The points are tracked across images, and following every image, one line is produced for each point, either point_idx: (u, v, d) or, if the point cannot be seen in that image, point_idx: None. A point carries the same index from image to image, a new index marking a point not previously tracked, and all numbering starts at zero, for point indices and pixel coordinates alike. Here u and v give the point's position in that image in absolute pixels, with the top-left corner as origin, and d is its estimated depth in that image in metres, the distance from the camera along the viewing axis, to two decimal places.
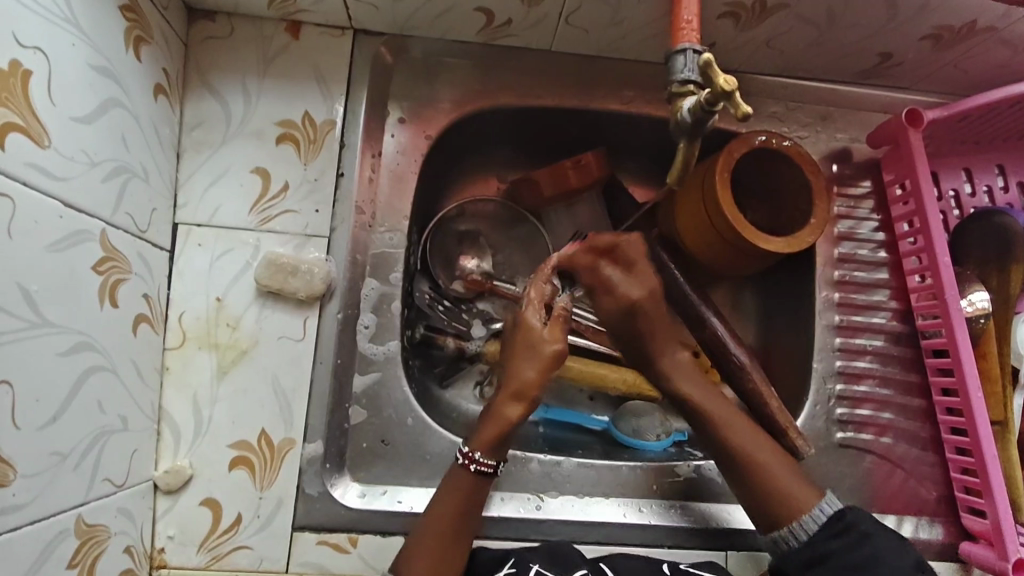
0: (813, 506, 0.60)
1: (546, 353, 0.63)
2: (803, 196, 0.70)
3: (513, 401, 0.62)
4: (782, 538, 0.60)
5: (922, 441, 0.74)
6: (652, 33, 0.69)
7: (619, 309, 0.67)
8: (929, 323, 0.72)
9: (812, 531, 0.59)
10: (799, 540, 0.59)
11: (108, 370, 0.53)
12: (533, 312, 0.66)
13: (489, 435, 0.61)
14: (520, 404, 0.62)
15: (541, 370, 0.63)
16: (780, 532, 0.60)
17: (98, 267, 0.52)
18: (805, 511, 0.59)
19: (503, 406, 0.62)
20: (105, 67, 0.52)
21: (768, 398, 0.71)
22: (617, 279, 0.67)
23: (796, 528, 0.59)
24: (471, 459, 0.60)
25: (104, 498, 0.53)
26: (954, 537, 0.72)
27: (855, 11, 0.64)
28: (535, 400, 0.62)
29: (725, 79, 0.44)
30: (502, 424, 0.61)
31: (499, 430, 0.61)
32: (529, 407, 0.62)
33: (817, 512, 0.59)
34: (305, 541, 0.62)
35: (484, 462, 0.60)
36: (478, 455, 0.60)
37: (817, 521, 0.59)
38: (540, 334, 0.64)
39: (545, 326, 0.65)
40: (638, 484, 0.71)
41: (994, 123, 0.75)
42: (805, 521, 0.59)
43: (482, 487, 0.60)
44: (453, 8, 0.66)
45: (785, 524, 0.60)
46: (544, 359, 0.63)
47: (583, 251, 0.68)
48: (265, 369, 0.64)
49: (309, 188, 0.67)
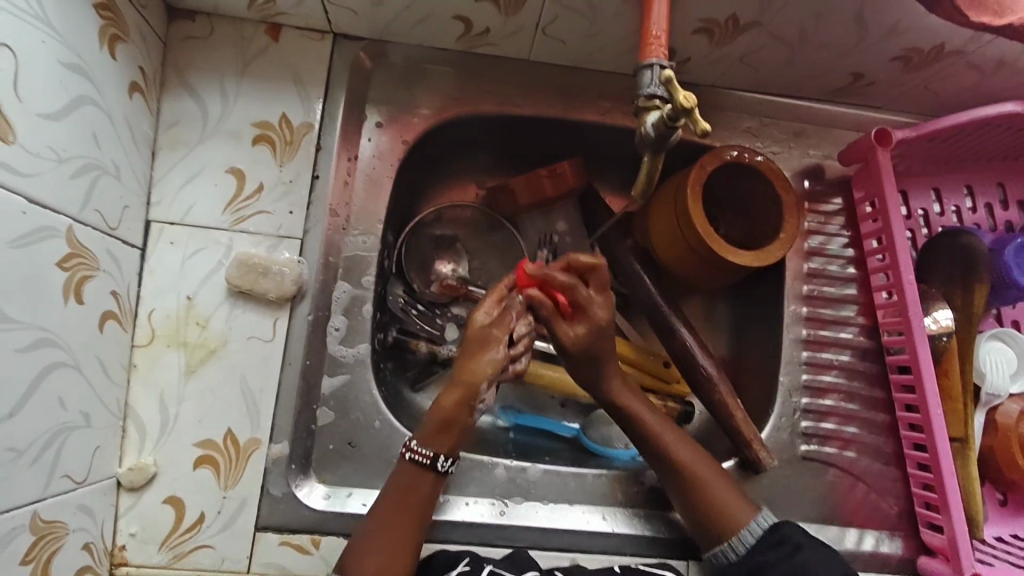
0: (750, 521, 0.61)
1: (491, 340, 0.63)
2: (773, 210, 0.71)
3: (455, 392, 0.62)
4: (721, 553, 0.62)
5: (886, 455, 0.75)
6: (627, 46, 0.70)
7: (588, 334, 0.66)
8: (894, 339, 0.73)
9: (751, 544, 0.60)
10: (737, 552, 0.61)
11: (71, 366, 0.53)
12: (485, 305, 0.65)
13: (432, 426, 0.62)
14: (457, 392, 0.62)
15: (481, 360, 0.62)
16: (721, 546, 0.62)
17: (64, 263, 0.52)
18: (744, 525, 0.61)
19: (443, 398, 0.62)
20: (76, 64, 0.52)
21: (733, 409, 0.72)
22: (589, 300, 0.66)
23: (736, 543, 0.61)
24: (408, 448, 0.62)
25: (63, 495, 0.53)
26: (914, 551, 0.72)
27: (825, 31, 0.65)
28: (473, 391, 0.62)
29: (686, 96, 0.47)
30: (439, 413, 0.62)
31: (440, 419, 0.62)
32: (468, 398, 0.62)
33: (754, 526, 0.61)
34: (267, 542, 0.63)
35: (421, 453, 0.61)
36: (416, 445, 0.62)
37: (755, 534, 0.61)
38: (482, 327, 0.64)
39: (493, 320, 0.64)
40: (602, 491, 0.71)
41: (963, 145, 0.77)
42: (743, 535, 0.61)
43: (423, 480, 0.61)
44: (430, 16, 0.67)
45: (726, 539, 0.62)
46: (485, 347, 0.63)
47: (555, 271, 0.65)
48: (234, 369, 0.64)
49: (283, 189, 0.67)
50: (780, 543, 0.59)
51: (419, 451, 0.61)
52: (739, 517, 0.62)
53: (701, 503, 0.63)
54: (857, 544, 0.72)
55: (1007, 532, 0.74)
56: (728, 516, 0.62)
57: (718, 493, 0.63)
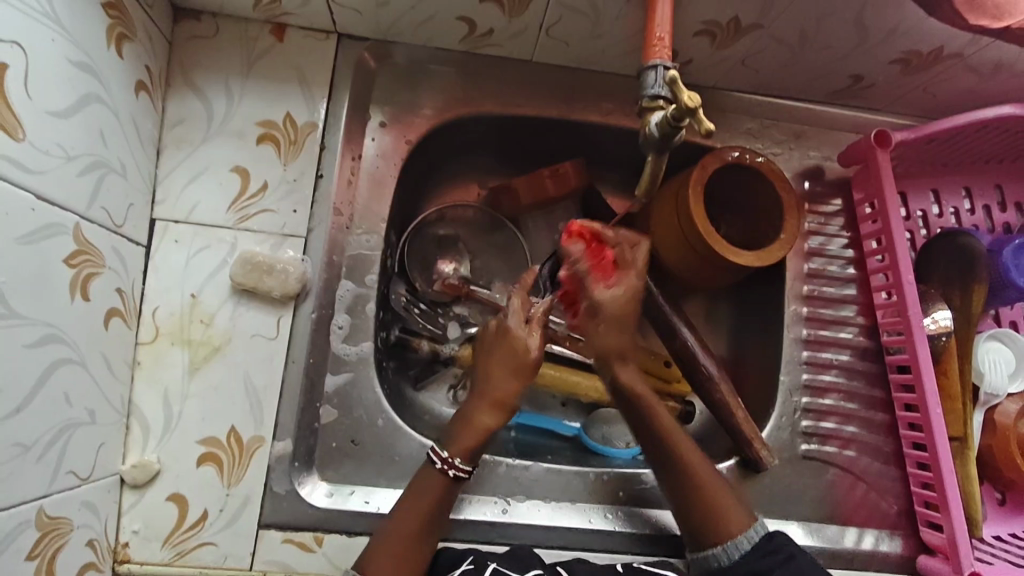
0: (748, 528, 0.61)
1: (532, 362, 0.65)
2: (775, 212, 0.71)
3: (491, 409, 0.64)
4: (713, 557, 0.61)
5: (885, 454, 0.75)
6: (630, 48, 0.71)
7: (626, 300, 0.64)
8: (893, 339, 0.74)
9: (746, 551, 0.59)
10: (730, 557, 0.60)
11: (76, 363, 0.53)
12: (518, 318, 0.66)
13: (468, 443, 0.62)
14: (498, 411, 0.64)
15: (521, 379, 0.65)
16: (714, 549, 0.61)
17: (71, 260, 0.52)
18: (741, 531, 0.61)
19: (478, 415, 0.63)
20: (85, 63, 0.53)
21: (735, 409, 0.72)
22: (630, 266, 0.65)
23: (730, 547, 0.60)
24: (450, 464, 0.61)
25: (68, 491, 0.53)
26: (913, 550, 0.73)
27: (826, 33, 0.66)
28: (511, 409, 0.65)
29: (689, 97, 0.48)
30: (478, 432, 0.63)
31: (479, 436, 0.63)
32: (505, 414, 0.64)
33: (751, 533, 0.61)
34: (270, 539, 0.63)
35: (463, 469, 0.61)
36: (458, 461, 0.61)
37: (752, 541, 0.60)
38: (522, 344, 0.65)
39: (529, 335, 0.66)
40: (604, 490, 0.71)
41: (961, 147, 0.77)
42: (739, 541, 0.60)
43: (429, 489, 0.61)
44: (435, 16, 0.67)
45: (720, 542, 0.61)
46: (526, 367, 0.65)
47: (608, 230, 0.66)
48: (238, 367, 0.64)
49: (287, 188, 0.67)
50: (774, 552, 0.59)
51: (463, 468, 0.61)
52: (739, 524, 0.61)
53: (699, 509, 0.62)
54: (856, 543, 0.72)
55: (1005, 531, 0.75)
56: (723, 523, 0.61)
57: (721, 500, 0.62)
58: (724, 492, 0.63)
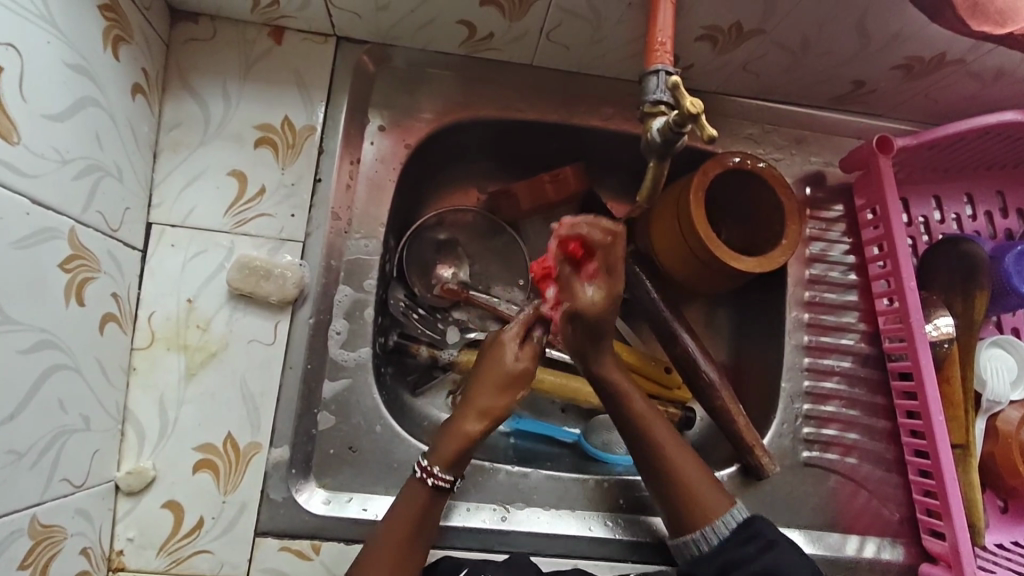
0: (724, 511, 0.61)
1: (521, 378, 0.60)
2: (776, 217, 0.71)
3: (477, 418, 0.59)
4: (693, 543, 0.61)
5: (888, 461, 0.75)
6: (631, 52, 0.70)
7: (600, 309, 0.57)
8: (896, 346, 0.73)
9: (725, 535, 0.60)
10: (711, 543, 0.60)
11: (71, 369, 0.53)
12: (512, 331, 0.61)
13: (450, 452, 0.59)
14: (483, 421, 0.59)
15: (508, 395, 0.59)
16: (693, 536, 0.61)
17: (65, 265, 0.51)
18: (719, 517, 0.61)
19: (463, 422, 0.60)
20: (80, 65, 0.52)
21: (735, 415, 0.72)
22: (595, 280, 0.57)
23: (708, 532, 0.60)
24: (429, 473, 0.59)
25: (61, 499, 0.52)
26: (915, 558, 0.72)
27: (827, 38, 0.65)
28: (500, 419, 0.60)
29: (692, 102, 0.48)
30: (461, 440, 0.59)
31: (459, 444, 0.59)
32: (493, 424, 0.60)
33: (728, 516, 0.61)
34: (266, 547, 0.62)
35: (442, 478, 0.59)
36: (437, 470, 0.59)
37: (729, 526, 0.60)
38: (509, 361, 0.59)
39: (520, 349, 0.60)
40: (603, 496, 0.71)
41: (962, 153, 0.77)
42: (717, 526, 0.60)
43: (434, 504, 0.60)
44: (435, 20, 0.67)
45: (698, 529, 0.61)
46: (510, 382, 0.59)
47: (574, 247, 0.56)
48: (234, 372, 0.63)
49: (285, 192, 0.67)
50: (753, 537, 0.58)
51: (441, 476, 0.59)
52: (716, 508, 0.61)
53: (678, 499, 0.62)
54: (858, 551, 0.72)
55: (1008, 540, 0.74)
56: (699, 509, 0.61)
57: (699, 487, 0.62)
58: (700, 476, 0.63)
